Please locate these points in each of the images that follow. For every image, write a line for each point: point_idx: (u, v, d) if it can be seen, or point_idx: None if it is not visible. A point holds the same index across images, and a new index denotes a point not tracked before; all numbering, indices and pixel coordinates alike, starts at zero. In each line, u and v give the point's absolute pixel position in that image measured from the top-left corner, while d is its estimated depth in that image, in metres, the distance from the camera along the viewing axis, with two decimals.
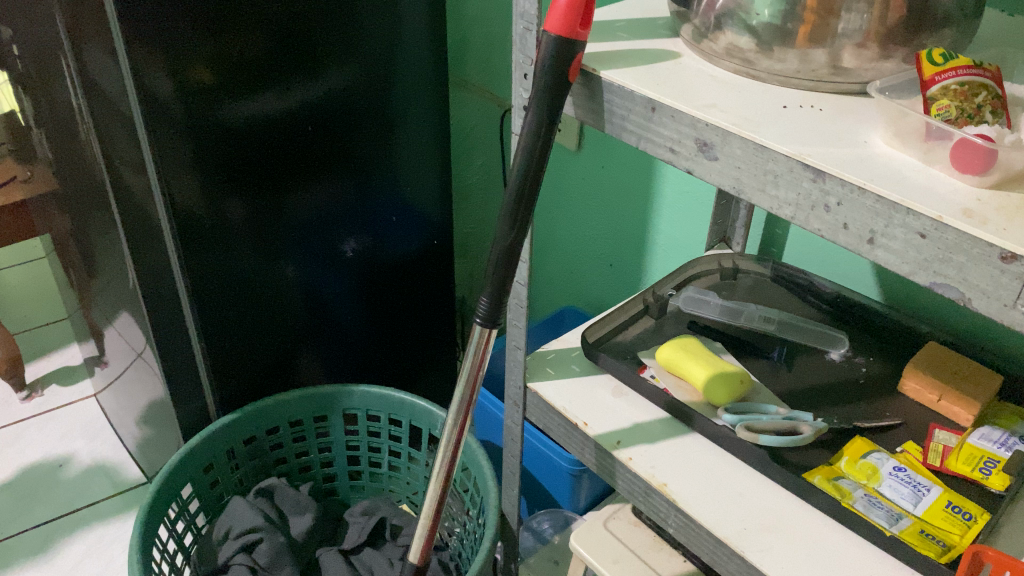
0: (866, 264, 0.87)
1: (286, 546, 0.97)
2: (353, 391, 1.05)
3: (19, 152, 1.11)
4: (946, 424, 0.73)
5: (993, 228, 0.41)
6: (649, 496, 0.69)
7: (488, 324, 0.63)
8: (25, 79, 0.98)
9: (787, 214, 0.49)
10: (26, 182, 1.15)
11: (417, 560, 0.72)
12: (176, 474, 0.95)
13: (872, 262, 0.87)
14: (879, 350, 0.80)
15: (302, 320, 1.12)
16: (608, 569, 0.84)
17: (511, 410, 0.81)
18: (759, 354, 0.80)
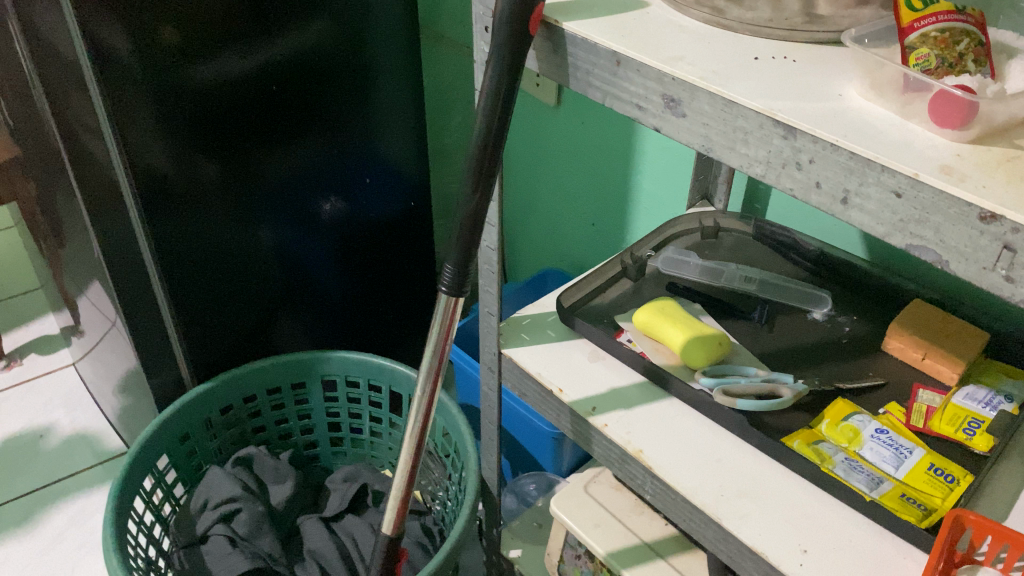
0: (854, 232, 0.85)
1: (265, 515, 0.96)
2: (330, 357, 1.03)
3: None
4: (929, 383, 0.71)
5: (972, 185, 0.38)
6: (626, 463, 0.67)
7: (454, 292, 0.60)
8: None
9: (758, 173, 0.46)
10: None
11: (390, 532, 0.70)
12: (151, 445, 0.94)
13: (861, 231, 0.85)
14: (863, 309, 0.78)
15: (277, 285, 1.10)
16: (589, 534, 0.83)
17: (487, 376, 0.80)
18: (740, 315, 0.78)
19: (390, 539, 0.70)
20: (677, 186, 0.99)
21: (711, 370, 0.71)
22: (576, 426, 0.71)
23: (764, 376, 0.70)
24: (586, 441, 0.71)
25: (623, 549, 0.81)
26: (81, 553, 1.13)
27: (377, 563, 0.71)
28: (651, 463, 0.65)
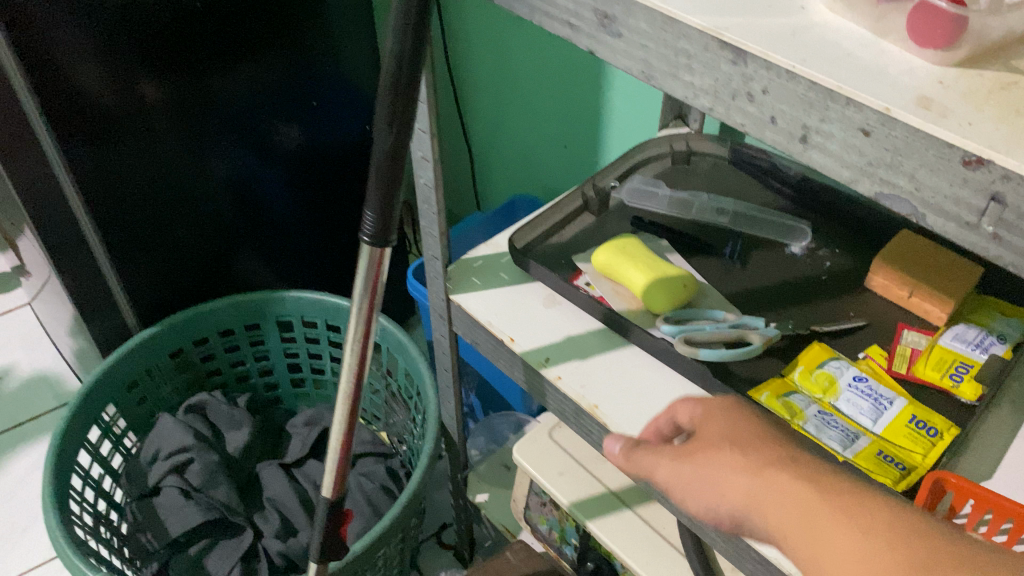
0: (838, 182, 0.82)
1: (220, 464, 0.93)
2: (284, 297, 0.97)
3: None
4: (914, 323, 0.65)
5: (954, 122, 0.31)
6: (581, 417, 0.62)
7: (376, 242, 0.53)
8: None
9: (705, 105, 0.39)
10: None
11: (330, 495, 0.65)
12: (94, 396, 0.89)
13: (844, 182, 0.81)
14: (845, 241, 0.71)
15: (228, 219, 1.02)
16: (553, 483, 0.78)
17: (437, 322, 0.73)
18: (710, 252, 0.71)
19: (331, 502, 0.66)
20: (650, 104, 0.91)
21: (674, 316, 0.65)
22: (529, 377, 0.65)
23: (731, 321, 0.64)
24: (540, 394, 0.66)
25: (588, 498, 0.76)
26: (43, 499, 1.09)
27: (320, 527, 0.67)
28: (606, 420, 0.59)
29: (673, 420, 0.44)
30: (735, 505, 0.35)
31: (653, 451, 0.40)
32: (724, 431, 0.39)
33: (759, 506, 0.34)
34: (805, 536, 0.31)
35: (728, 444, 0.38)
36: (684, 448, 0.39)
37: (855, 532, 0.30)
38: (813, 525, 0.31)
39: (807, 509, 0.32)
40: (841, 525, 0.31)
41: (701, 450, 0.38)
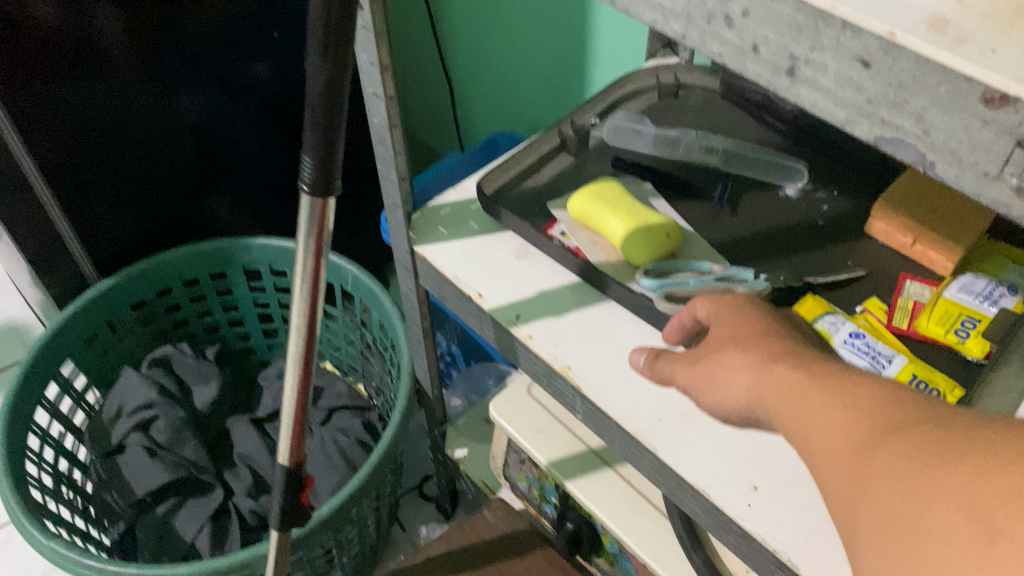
0: None
1: (186, 420, 0.89)
2: (249, 245, 0.92)
3: None
4: (918, 272, 0.59)
5: (972, 50, 0.25)
6: (554, 379, 0.57)
7: (317, 191, 0.48)
8: None
9: (676, 32, 0.33)
10: None
11: (288, 462, 0.61)
12: (50, 351, 0.84)
13: None
14: (844, 182, 0.66)
15: (191, 159, 0.96)
16: (532, 442, 0.74)
17: (403, 274, 0.68)
18: (697, 196, 0.65)
19: (288, 469, 0.61)
20: (637, 32, 0.84)
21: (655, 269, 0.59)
22: (500, 335, 0.60)
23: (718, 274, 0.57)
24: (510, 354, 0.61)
25: (568, 457, 0.72)
26: None
27: (279, 496, 0.63)
28: (579, 383, 0.54)
29: (695, 317, 0.46)
30: (740, 397, 0.39)
31: (670, 361, 0.46)
32: (732, 328, 0.42)
33: (761, 397, 0.37)
34: (801, 415, 0.34)
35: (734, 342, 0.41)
36: (696, 353, 0.43)
37: (841, 398, 0.33)
38: (804, 405, 0.34)
39: (807, 388, 0.34)
40: (828, 400, 0.33)
41: (707, 354, 0.42)
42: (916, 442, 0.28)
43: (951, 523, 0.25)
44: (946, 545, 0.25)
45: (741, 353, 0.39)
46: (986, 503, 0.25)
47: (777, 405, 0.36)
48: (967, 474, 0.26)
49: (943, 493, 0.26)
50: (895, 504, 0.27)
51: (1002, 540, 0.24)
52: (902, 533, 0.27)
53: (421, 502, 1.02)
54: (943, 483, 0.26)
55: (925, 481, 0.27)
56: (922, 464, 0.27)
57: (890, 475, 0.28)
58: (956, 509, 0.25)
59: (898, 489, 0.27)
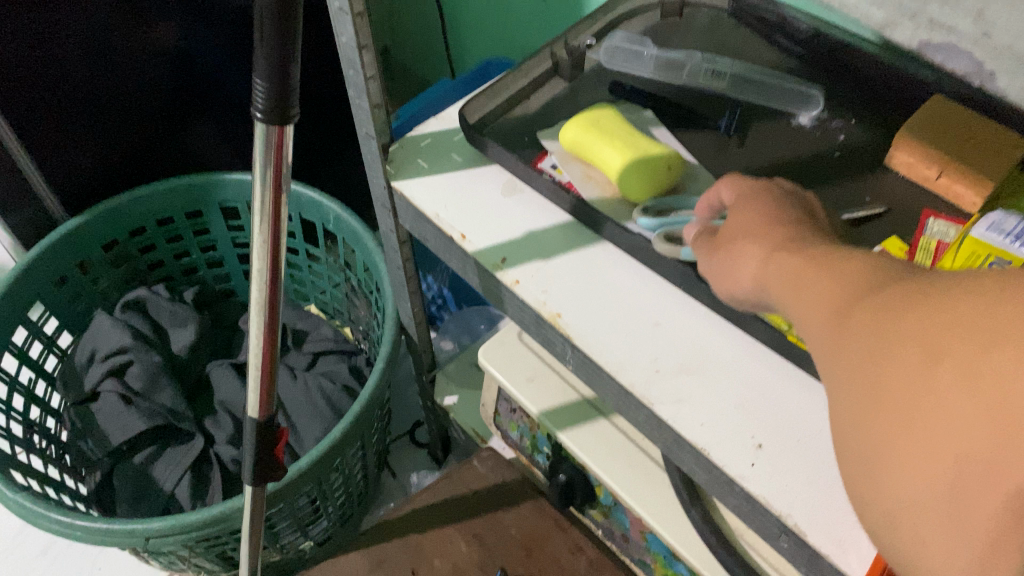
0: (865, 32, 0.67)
1: (163, 365, 0.85)
2: (225, 181, 0.86)
3: None
4: (943, 209, 0.54)
5: None
6: (542, 327, 0.53)
7: (272, 118, 0.42)
8: None
9: None
10: None
11: (258, 415, 0.57)
12: (17, 295, 0.79)
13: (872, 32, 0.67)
14: (863, 110, 0.60)
15: (165, 90, 0.88)
16: (522, 390, 0.70)
17: (382, 212, 0.63)
18: (702, 124, 0.59)
19: (259, 422, 0.57)
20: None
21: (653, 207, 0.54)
22: (484, 279, 0.55)
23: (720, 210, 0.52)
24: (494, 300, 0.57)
25: (561, 406, 0.68)
26: None
27: (250, 450, 0.59)
28: (569, 332, 0.49)
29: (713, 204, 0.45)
30: (749, 283, 0.36)
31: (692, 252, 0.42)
32: (754, 216, 0.38)
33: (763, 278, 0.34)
34: (782, 287, 0.32)
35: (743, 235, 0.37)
36: (716, 243, 0.40)
37: (817, 260, 0.30)
38: (797, 274, 0.31)
39: (788, 258, 0.32)
40: (820, 275, 0.29)
41: (726, 242, 0.39)
42: (876, 283, 0.26)
43: (896, 350, 0.23)
44: (895, 372, 0.23)
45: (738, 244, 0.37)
46: (932, 327, 0.22)
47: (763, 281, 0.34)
48: (915, 302, 0.24)
49: (893, 326, 0.24)
50: (851, 346, 0.25)
51: (943, 357, 0.22)
52: (855, 371, 0.25)
53: (412, 448, 0.99)
54: (891, 315, 0.24)
55: (876, 317, 0.25)
56: (878, 300, 0.25)
57: (850, 317, 0.26)
58: (904, 335, 0.23)
59: (853, 330, 0.25)
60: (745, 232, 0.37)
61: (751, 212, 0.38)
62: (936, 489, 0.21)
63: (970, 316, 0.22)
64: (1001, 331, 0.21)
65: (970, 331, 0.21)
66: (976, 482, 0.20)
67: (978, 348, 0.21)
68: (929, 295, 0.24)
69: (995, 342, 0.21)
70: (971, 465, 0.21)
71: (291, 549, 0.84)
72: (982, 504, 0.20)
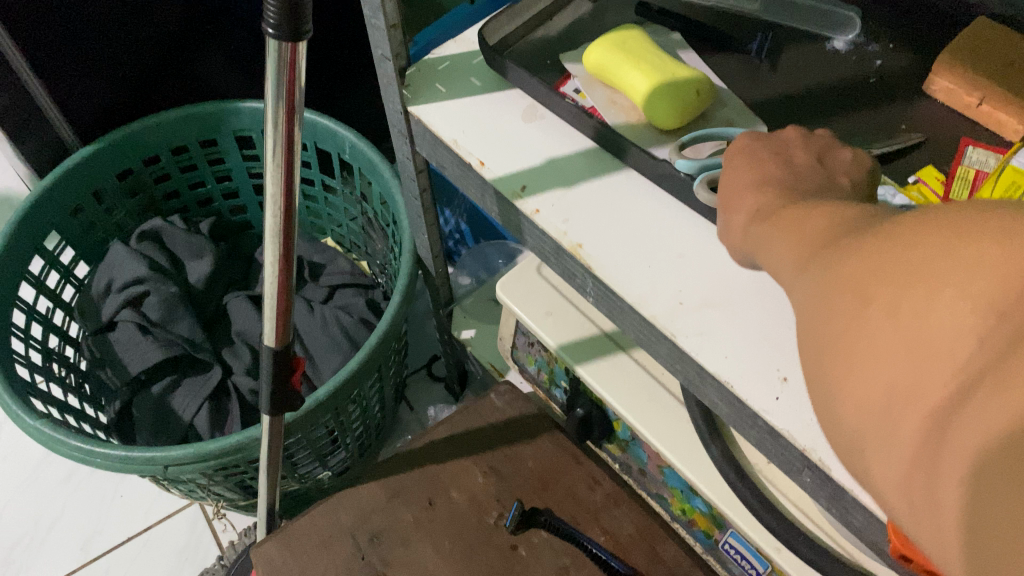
0: None
1: (179, 296, 0.85)
2: (238, 108, 0.84)
3: None
4: (982, 137, 0.52)
5: None
6: (561, 257, 0.51)
7: (284, 37, 0.40)
8: None
9: None
10: None
11: (275, 344, 0.56)
12: (31, 225, 0.78)
13: None
14: (903, 34, 0.57)
15: (174, 13, 0.85)
16: (539, 324, 0.69)
17: (398, 140, 0.61)
18: (732, 47, 0.57)
19: (276, 351, 0.57)
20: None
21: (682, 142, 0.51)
22: (503, 208, 0.54)
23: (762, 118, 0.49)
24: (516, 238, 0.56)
25: (580, 340, 0.67)
26: None
27: (267, 380, 0.59)
28: (590, 262, 0.48)
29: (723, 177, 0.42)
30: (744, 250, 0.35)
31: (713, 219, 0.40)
32: (749, 177, 0.38)
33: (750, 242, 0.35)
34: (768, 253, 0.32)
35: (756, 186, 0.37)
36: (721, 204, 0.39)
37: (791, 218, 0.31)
38: (772, 232, 0.32)
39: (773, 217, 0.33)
40: (791, 229, 0.30)
41: (731, 201, 0.38)
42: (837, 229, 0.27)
43: (837, 295, 0.24)
44: (836, 318, 0.24)
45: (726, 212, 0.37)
46: (866, 270, 0.23)
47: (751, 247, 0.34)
48: (861, 246, 0.24)
49: (837, 274, 0.24)
50: (809, 298, 0.26)
51: (872, 299, 0.22)
52: (809, 322, 0.25)
53: (429, 382, 0.99)
54: (838, 261, 0.25)
55: (827, 264, 0.25)
56: (829, 252, 0.26)
57: (810, 274, 0.26)
58: (844, 283, 0.24)
59: (812, 282, 0.26)
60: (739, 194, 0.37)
61: (740, 175, 0.38)
62: (871, 422, 0.22)
63: (894, 259, 0.22)
64: (926, 262, 0.21)
65: (897, 270, 0.22)
66: (902, 416, 0.21)
67: (901, 287, 0.21)
68: (866, 239, 0.24)
69: (917, 278, 0.21)
70: (893, 398, 0.21)
71: (310, 481, 0.84)
72: (908, 433, 0.21)
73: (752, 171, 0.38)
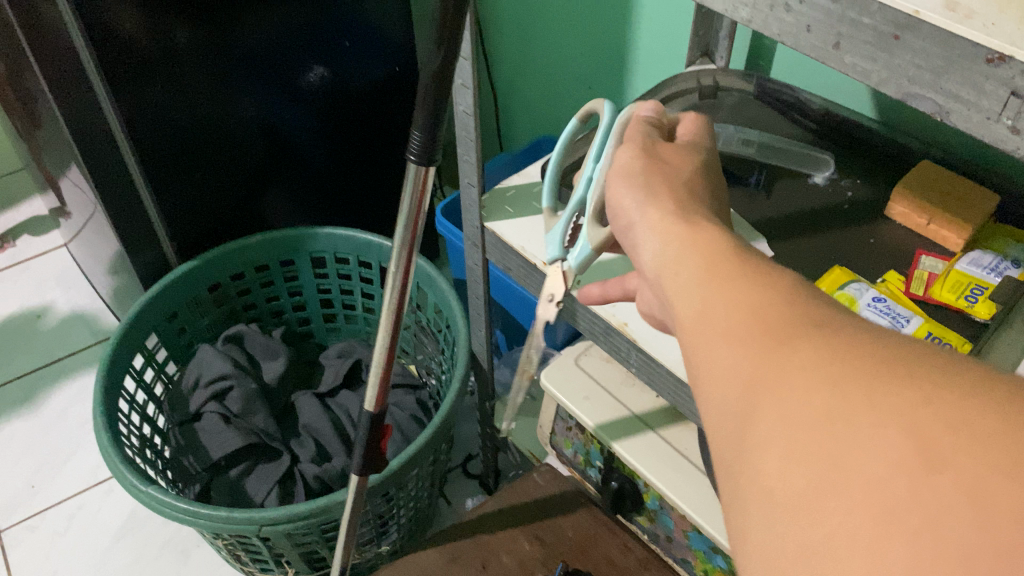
0: (868, 106, 0.80)
1: (257, 392, 0.97)
2: (317, 233, 1.00)
3: None
4: (932, 249, 0.67)
5: (979, 23, 0.33)
6: (609, 336, 0.65)
7: (422, 161, 0.57)
8: None
9: (744, 17, 0.41)
10: None
11: (373, 409, 0.69)
12: (139, 324, 0.93)
13: (873, 106, 0.79)
14: (868, 171, 0.73)
15: (255, 154, 1.06)
16: (579, 406, 0.81)
17: (471, 251, 0.77)
18: (736, 180, 0.73)
19: (374, 416, 0.70)
20: (684, 7, 0.88)
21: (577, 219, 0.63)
22: (561, 299, 0.68)
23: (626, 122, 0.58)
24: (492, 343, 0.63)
25: (612, 421, 0.80)
26: (84, 429, 1.16)
27: (361, 442, 0.71)
28: (635, 337, 0.62)
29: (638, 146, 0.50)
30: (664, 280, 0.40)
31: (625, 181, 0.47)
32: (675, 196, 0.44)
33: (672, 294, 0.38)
34: (696, 335, 0.35)
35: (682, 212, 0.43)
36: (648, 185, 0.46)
37: (751, 295, 0.34)
38: (714, 300, 0.35)
39: (723, 288, 0.35)
40: (737, 297, 0.34)
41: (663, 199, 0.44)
42: (837, 341, 0.29)
43: (878, 433, 0.26)
44: (871, 457, 0.25)
45: (670, 250, 0.40)
46: (932, 430, 0.25)
47: (682, 322, 0.36)
48: (902, 378, 0.27)
49: (874, 401, 0.26)
50: (807, 405, 0.28)
51: (944, 467, 0.24)
52: (813, 431, 0.27)
53: (465, 478, 1.10)
54: (895, 398, 0.26)
55: (861, 385, 0.27)
56: (837, 363, 0.28)
57: (808, 369, 0.29)
58: (891, 422, 0.26)
59: (812, 385, 0.28)
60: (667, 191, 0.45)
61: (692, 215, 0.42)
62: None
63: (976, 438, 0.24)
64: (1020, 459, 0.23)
65: (979, 449, 0.24)
66: None
67: (975, 463, 0.24)
68: (910, 373, 0.27)
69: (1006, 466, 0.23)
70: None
71: (370, 552, 0.94)
72: None
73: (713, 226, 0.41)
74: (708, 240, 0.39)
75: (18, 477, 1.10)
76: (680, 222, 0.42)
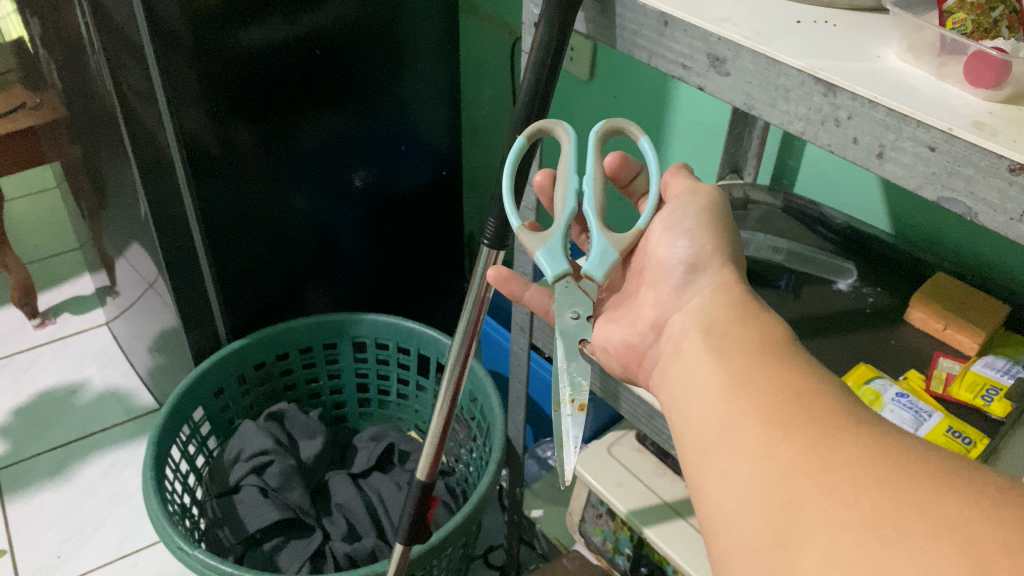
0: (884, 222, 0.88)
1: (296, 469, 1.00)
2: (362, 319, 1.06)
3: (40, 85, 1.15)
4: (949, 352, 0.72)
5: (1002, 140, 0.40)
6: (652, 418, 0.70)
7: (495, 245, 0.64)
8: (42, 15, 1.00)
9: (798, 129, 0.49)
10: (47, 115, 1.19)
11: (423, 479, 0.75)
12: (188, 397, 0.97)
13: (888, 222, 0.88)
14: (887, 281, 0.80)
15: (305, 249, 1.13)
16: (611, 492, 0.84)
17: (518, 337, 0.83)
18: (766, 283, 0.79)
19: (424, 485, 0.75)
20: (714, 129, 0.97)
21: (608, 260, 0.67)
22: (604, 382, 0.74)
23: (614, 131, 0.64)
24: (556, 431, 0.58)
25: (645, 508, 0.82)
26: (113, 503, 1.18)
27: (409, 506, 0.76)
28: None
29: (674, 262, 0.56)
30: (704, 374, 0.45)
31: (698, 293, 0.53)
32: (728, 299, 0.50)
33: (710, 385, 0.44)
34: (738, 430, 0.40)
35: (733, 311, 0.49)
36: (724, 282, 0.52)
37: (793, 406, 0.39)
38: (770, 403, 0.40)
39: (765, 388, 0.41)
40: (783, 401, 0.40)
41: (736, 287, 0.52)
42: (885, 448, 0.35)
43: (933, 548, 0.30)
44: (922, 567, 0.30)
45: (712, 353, 0.46)
46: (990, 553, 0.29)
47: (721, 415, 0.42)
48: (963, 502, 0.31)
49: (929, 514, 0.31)
50: (863, 509, 0.33)
51: None
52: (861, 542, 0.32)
53: (485, 568, 1.12)
54: (955, 522, 0.31)
55: (916, 514, 0.32)
56: (884, 475, 0.34)
57: (848, 495, 0.34)
58: (945, 539, 0.30)
59: (865, 491, 0.33)
60: (725, 288, 0.52)
61: (732, 316, 0.49)
62: None
63: None
64: None
65: None
66: None
67: None
68: (968, 493, 0.32)
69: None
70: None
71: None
72: None
73: (754, 329, 0.46)
74: (755, 332, 0.46)
75: (45, 546, 1.12)
76: (726, 324, 0.48)
